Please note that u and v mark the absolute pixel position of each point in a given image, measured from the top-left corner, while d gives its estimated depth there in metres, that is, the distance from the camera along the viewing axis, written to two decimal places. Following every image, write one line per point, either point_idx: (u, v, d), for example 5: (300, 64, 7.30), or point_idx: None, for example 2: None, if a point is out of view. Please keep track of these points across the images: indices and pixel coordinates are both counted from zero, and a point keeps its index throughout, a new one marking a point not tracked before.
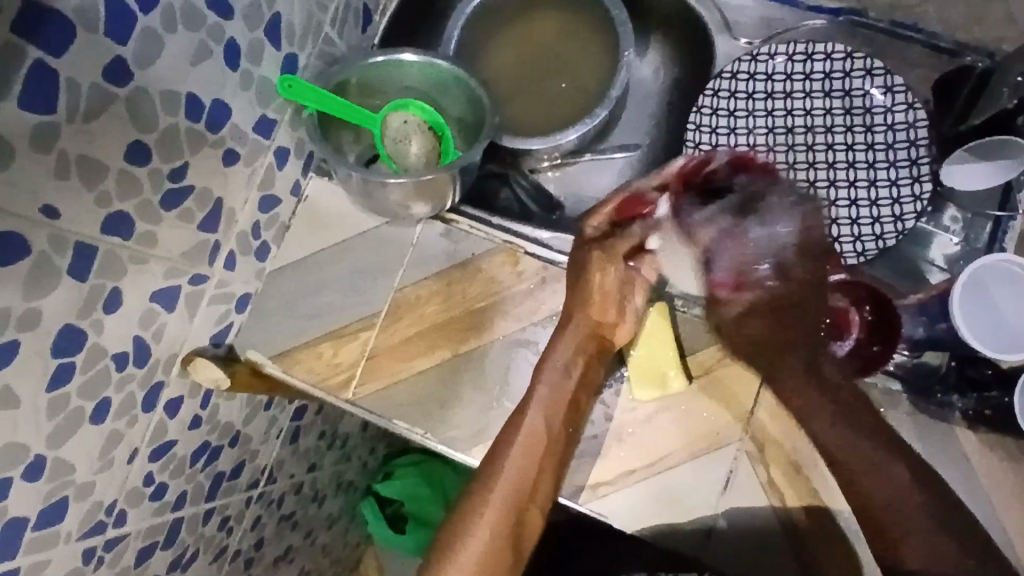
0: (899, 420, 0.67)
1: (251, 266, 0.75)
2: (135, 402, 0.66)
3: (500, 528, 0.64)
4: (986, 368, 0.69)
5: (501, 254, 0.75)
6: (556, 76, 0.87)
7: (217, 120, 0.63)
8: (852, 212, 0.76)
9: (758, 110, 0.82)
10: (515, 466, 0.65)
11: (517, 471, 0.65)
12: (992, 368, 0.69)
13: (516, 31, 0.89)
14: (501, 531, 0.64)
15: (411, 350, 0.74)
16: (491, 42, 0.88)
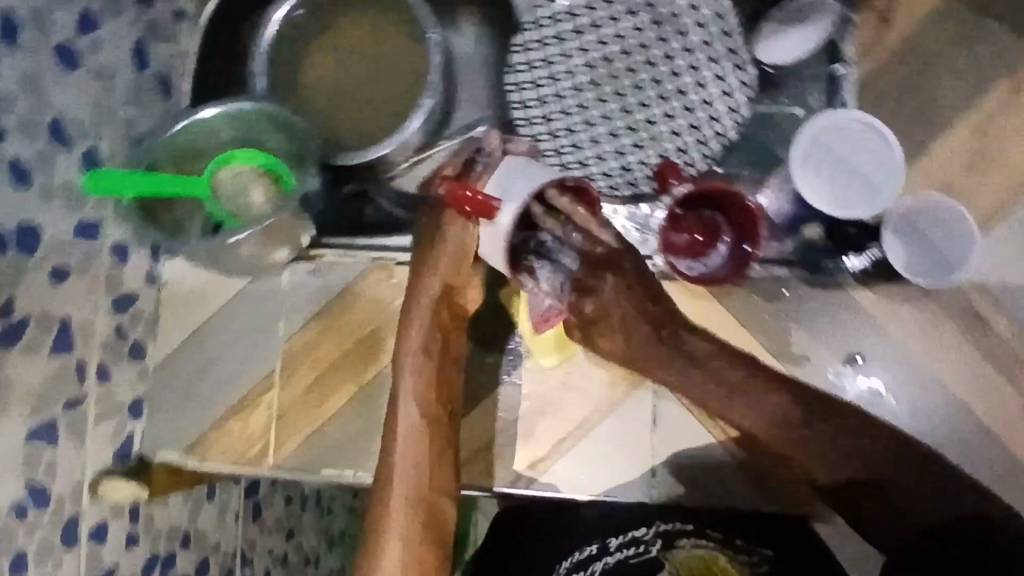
0: (796, 304, 0.68)
1: (129, 369, 0.72)
2: (54, 545, 0.63)
3: (420, 539, 0.59)
4: (846, 228, 0.68)
5: (374, 273, 0.73)
6: (380, 78, 0.84)
7: (30, 242, 0.61)
8: (690, 119, 0.71)
9: (571, 44, 0.73)
10: (407, 479, 0.60)
11: (412, 482, 0.60)
12: (854, 227, 0.68)
13: (323, 44, 0.86)
14: (412, 538, 0.58)
15: (317, 397, 0.72)
16: (303, 62, 0.86)
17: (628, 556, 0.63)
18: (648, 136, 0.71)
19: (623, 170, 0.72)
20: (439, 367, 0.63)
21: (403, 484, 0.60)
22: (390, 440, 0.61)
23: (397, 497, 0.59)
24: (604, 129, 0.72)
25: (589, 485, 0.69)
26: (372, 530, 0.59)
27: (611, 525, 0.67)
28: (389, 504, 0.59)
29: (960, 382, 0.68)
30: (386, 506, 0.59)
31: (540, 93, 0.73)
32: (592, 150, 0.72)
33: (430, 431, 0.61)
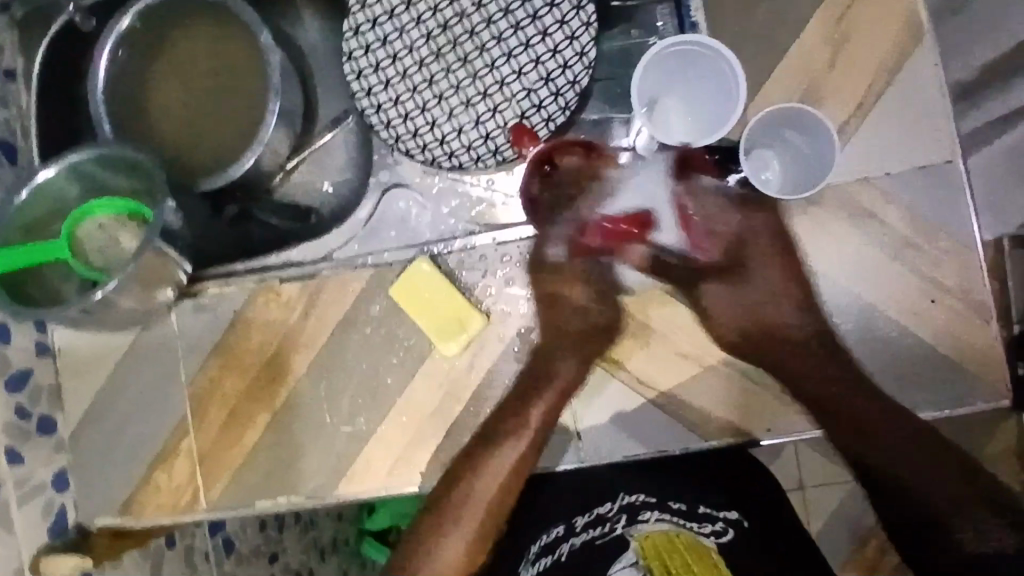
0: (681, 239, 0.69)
1: (43, 445, 0.71)
2: None
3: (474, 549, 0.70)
4: (704, 158, 0.70)
5: (261, 297, 0.72)
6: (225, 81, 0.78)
7: None
8: (540, 70, 0.68)
9: (405, 21, 0.70)
10: (463, 501, 0.69)
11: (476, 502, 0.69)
12: (711, 155, 0.70)
13: (161, 70, 0.79)
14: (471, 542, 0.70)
15: (234, 432, 0.71)
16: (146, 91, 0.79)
17: (592, 535, 0.65)
18: (503, 98, 0.69)
19: (484, 138, 0.70)
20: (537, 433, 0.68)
21: (468, 508, 0.70)
22: (468, 463, 0.69)
23: (473, 525, 0.70)
24: (457, 101, 0.69)
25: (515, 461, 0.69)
26: (431, 533, 0.70)
27: (581, 506, 0.69)
28: (457, 522, 0.70)
29: (860, 282, 0.67)
30: (448, 521, 0.70)
31: (384, 77, 0.70)
32: (449, 124, 0.70)
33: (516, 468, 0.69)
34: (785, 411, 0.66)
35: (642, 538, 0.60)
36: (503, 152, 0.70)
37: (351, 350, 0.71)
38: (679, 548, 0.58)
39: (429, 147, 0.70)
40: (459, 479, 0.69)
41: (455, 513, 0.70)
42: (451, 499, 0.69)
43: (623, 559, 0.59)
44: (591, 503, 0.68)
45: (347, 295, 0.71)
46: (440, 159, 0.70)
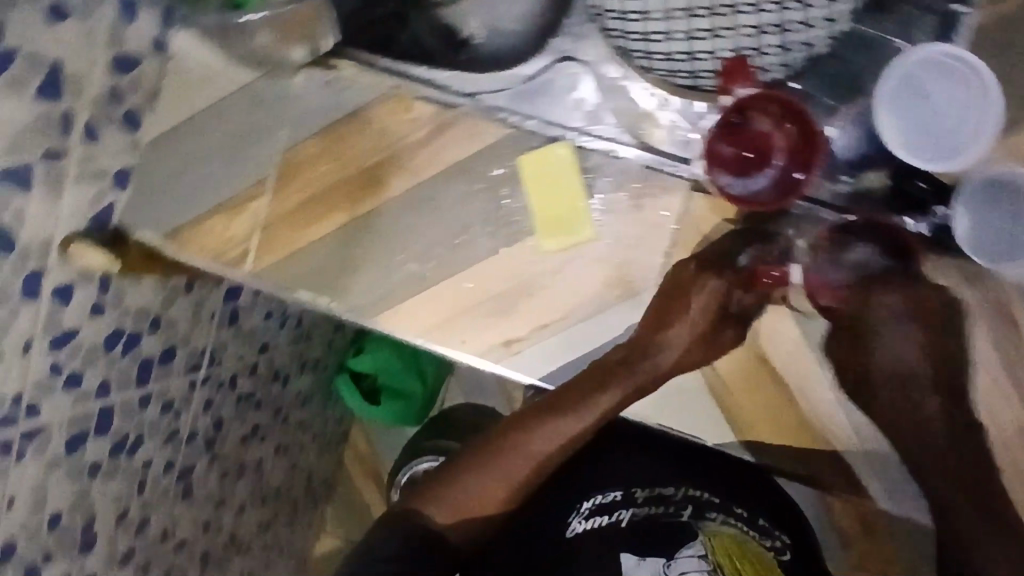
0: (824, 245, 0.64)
1: (118, 139, 0.67)
2: (12, 293, 0.62)
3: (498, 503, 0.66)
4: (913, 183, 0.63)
5: (390, 102, 0.67)
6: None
7: None
8: (780, 16, 0.61)
9: None
10: (541, 445, 0.67)
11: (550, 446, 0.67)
12: (923, 183, 0.63)
13: None
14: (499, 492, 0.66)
15: (306, 217, 0.69)
16: None
17: (654, 511, 0.76)
18: (728, 24, 0.63)
19: (688, 54, 0.65)
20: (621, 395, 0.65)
21: (520, 458, 0.67)
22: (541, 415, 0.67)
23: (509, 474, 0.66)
24: (681, 3, 0.64)
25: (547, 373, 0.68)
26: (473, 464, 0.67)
27: (640, 480, 0.78)
28: (504, 457, 0.67)
29: (967, 383, 0.63)
30: (496, 457, 0.67)
31: None
32: (660, 23, 0.65)
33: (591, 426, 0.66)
34: (829, 458, 0.65)
35: (710, 538, 0.73)
36: (700, 77, 0.66)
37: (449, 195, 0.67)
38: (749, 555, 0.72)
39: (630, 36, 0.66)
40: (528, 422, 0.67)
41: (502, 460, 0.66)
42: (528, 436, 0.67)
43: (689, 549, 0.72)
44: (649, 481, 0.78)
45: (472, 141, 0.67)
46: (634, 52, 0.67)
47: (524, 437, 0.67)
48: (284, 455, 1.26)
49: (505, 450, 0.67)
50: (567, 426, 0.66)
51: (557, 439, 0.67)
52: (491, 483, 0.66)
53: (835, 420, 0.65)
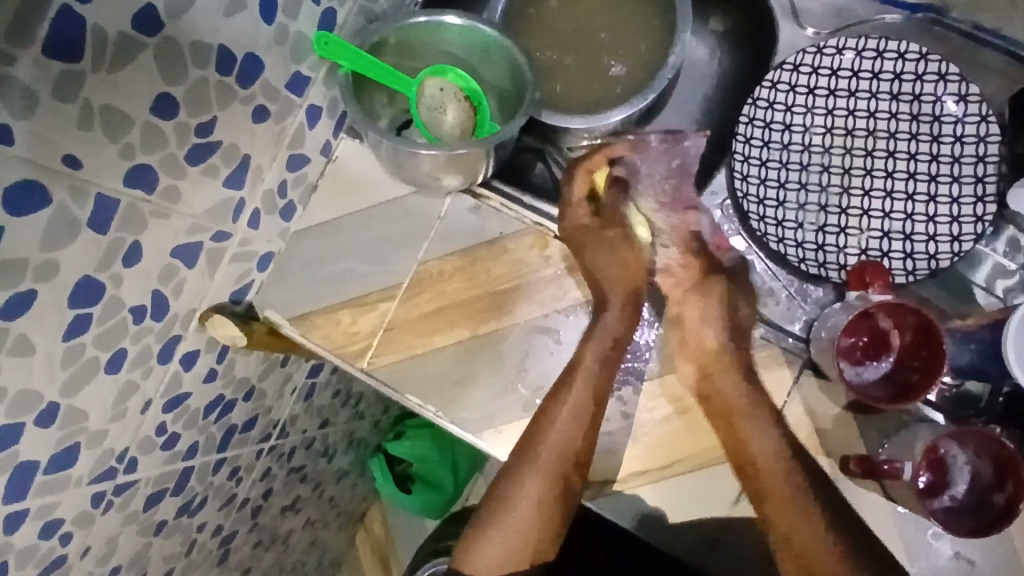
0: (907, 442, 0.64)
1: (275, 225, 0.73)
2: (150, 355, 0.65)
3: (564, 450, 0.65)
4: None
5: (530, 236, 0.73)
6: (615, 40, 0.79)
7: (248, 74, 0.60)
8: (906, 226, 0.67)
9: (818, 104, 0.70)
10: (537, 487, 0.65)
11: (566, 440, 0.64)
12: None
13: None
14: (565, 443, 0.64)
15: (430, 326, 0.73)
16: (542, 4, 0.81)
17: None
18: (857, 226, 0.69)
19: (818, 246, 0.69)
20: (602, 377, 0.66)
21: (568, 412, 0.64)
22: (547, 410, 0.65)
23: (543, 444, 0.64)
24: (815, 200, 0.70)
25: (634, 526, 0.65)
26: (514, 465, 0.66)
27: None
28: (541, 440, 0.65)
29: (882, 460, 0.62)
30: (535, 447, 0.65)
31: (767, 138, 0.71)
32: (794, 213, 0.70)
33: (595, 404, 0.65)
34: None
35: None
36: (827, 269, 0.69)
37: (571, 330, 0.71)
38: None
39: (765, 220, 0.70)
40: (547, 416, 0.65)
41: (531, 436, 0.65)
42: (529, 468, 0.65)
43: None
44: None
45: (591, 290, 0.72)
46: (768, 237, 0.70)
47: (535, 463, 0.65)
48: (309, 529, 1.24)
49: (513, 475, 0.65)
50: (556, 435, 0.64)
51: (559, 446, 0.64)
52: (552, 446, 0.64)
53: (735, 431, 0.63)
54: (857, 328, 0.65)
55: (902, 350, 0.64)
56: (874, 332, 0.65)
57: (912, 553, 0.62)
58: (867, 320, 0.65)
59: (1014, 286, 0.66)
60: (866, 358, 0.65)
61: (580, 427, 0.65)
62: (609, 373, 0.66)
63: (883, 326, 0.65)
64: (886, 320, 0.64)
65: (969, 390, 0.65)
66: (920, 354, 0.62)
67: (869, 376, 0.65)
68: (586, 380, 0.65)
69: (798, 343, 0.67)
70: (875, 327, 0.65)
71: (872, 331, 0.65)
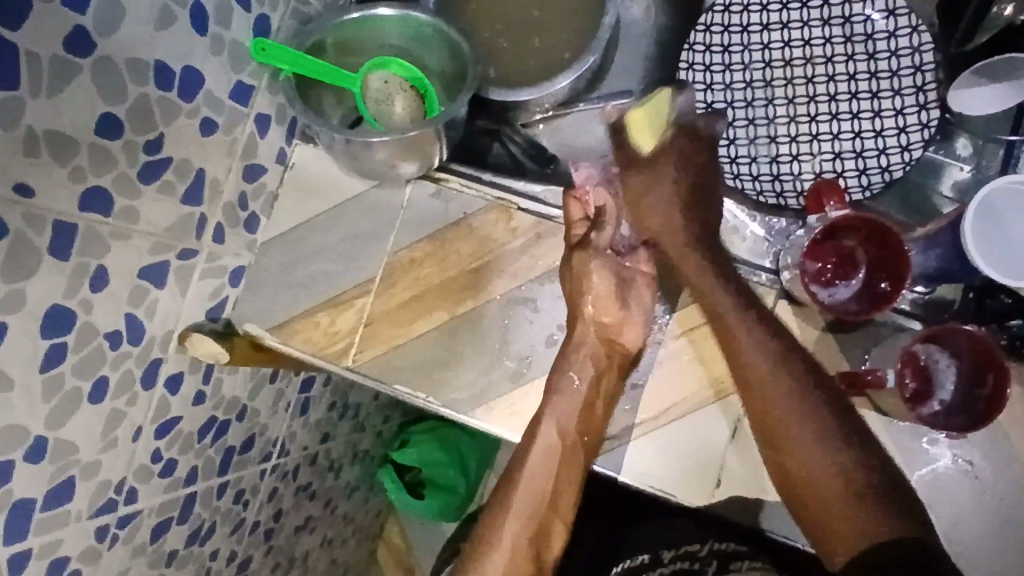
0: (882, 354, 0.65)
1: (241, 238, 0.74)
2: (133, 380, 0.65)
3: (546, 492, 0.65)
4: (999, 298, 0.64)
5: (493, 211, 0.73)
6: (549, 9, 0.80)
7: (190, 87, 0.61)
8: (856, 144, 0.68)
9: (754, 40, 0.72)
10: (511, 529, 0.63)
11: (537, 480, 0.64)
12: (1010, 296, 0.64)
13: None
14: (544, 484, 0.65)
15: (409, 314, 0.73)
16: None
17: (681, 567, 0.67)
18: (809, 150, 0.69)
19: (774, 176, 0.70)
20: (586, 406, 0.65)
21: (541, 451, 0.65)
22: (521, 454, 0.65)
23: (519, 486, 0.64)
24: (765, 132, 0.71)
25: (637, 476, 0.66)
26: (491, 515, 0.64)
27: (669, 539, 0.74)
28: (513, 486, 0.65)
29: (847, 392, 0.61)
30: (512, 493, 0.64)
31: (709, 80, 0.72)
32: (746, 148, 0.71)
33: (570, 444, 0.65)
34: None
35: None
36: (786, 198, 0.70)
37: (549, 297, 0.71)
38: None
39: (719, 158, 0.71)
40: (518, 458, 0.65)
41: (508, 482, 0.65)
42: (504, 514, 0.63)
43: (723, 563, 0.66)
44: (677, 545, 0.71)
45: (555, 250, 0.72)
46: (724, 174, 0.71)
47: (510, 509, 0.63)
48: (327, 548, 1.24)
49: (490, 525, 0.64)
50: (532, 475, 0.64)
51: (532, 489, 0.64)
52: (527, 488, 0.64)
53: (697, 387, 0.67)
54: (825, 252, 0.65)
55: (873, 266, 0.65)
56: (840, 253, 0.66)
57: (911, 461, 0.64)
58: (831, 240, 0.65)
59: (967, 186, 0.68)
60: (836, 279, 0.66)
61: (555, 470, 0.65)
62: (604, 411, 0.66)
63: (851, 245, 0.65)
64: (852, 237, 0.65)
65: (940, 295, 0.67)
66: (892, 267, 0.63)
67: (845, 296, 0.65)
68: (567, 420, 0.65)
69: (770, 277, 0.67)
70: (841, 248, 0.66)
71: (838, 251, 0.66)
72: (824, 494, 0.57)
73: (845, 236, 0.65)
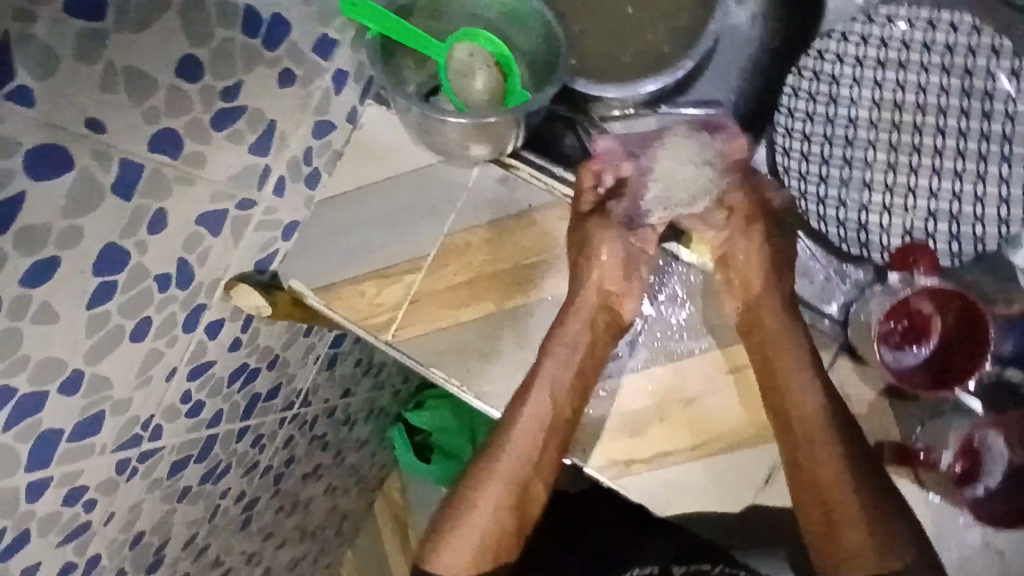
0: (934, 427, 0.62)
1: (300, 193, 0.72)
2: (175, 324, 0.65)
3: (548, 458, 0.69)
4: None
5: (559, 208, 0.71)
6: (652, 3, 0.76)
7: (274, 36, 0.58)
8: (953, 207, 0.65)
9: (866, 76, 0.68)
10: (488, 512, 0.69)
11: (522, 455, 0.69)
12: None
13: None
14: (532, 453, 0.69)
15: (455, 298, 0.71)
16: None
17: None
18: (903, 205, 0.66)
19: (861, 225, 0.67)
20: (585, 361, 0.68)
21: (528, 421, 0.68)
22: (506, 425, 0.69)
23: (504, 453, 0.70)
24: (859, 177, 0.67)
25: (661, 503, 0.65)
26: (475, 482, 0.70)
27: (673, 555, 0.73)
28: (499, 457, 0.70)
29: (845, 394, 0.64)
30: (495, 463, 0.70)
31: (810, 110, 0.69)
32: (836, 190, 0.68)
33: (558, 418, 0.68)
34: None
35: None
36: (870, 249, 0.66)
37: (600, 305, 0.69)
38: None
39: (806, 197, 0.68)
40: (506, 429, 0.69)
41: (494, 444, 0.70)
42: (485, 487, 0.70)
43: None
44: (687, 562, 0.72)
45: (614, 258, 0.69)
46: (808, 214, 0.68)
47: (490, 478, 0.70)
48: (330, 497, 1.25)
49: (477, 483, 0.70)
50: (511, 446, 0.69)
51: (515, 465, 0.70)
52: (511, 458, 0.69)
53: (744, 427, 0.64)
54: (898, 313, 0.63)
55: (946, 336, 0.63)
56: (913, 318, 0.63)
57: (940, 538, 0.62)
58: (907, 303, 0.63)
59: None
60: (904, 346, 0.63)
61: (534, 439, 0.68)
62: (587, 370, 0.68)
63: (927, 311, 0.63)
64: (932, 303, 0.63)
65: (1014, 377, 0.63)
66: (969, 339, 0.62)
67: (911, 368, 0.63)
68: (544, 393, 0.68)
69: (834, 324, 0.66)
70: (914, 311, 0.63)
71: (913, 317, 0.64)
72: (819, 453, 0.62)
73: (921, 300, 0.63)
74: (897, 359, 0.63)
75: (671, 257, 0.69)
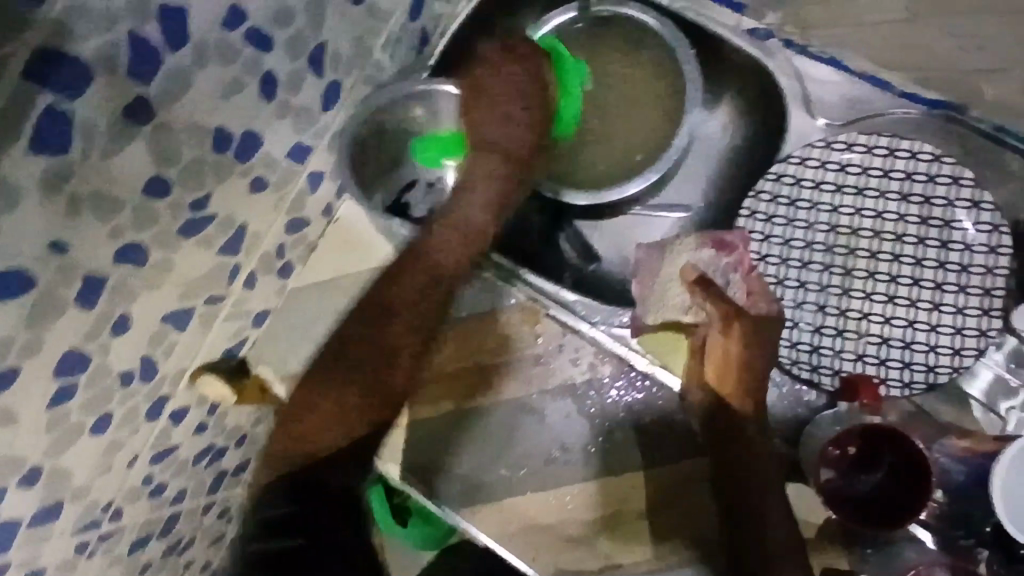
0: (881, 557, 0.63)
1: (272, 284, 0.74)
2: (138, 414, 0.66)
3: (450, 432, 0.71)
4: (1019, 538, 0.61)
5: (520, 312, 0.72)
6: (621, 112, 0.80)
7: (247, 149, 0.61)
8: (907, 334, 0.68)
9: (823, 200, 0.71)
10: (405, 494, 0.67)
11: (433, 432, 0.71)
12: None
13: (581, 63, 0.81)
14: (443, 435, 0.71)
15: (417, 396, 0.72)
16: None
17: None
18: (857, 328, 0.69)
19: (813, 348, 0.70)
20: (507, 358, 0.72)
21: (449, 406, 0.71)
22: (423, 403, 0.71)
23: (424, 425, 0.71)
24: (813, 299, 0.71)
25: None
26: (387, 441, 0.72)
27: None
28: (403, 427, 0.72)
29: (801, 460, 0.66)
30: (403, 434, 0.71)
31: (768, 232, 0.72)
32: (792, 311, 0.71)
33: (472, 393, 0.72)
34: None
35: None
36: (820, 373, 0.69)
37: (558, 411, 0.71)
38: None
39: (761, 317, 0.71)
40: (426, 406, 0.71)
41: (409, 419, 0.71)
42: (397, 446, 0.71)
43: None
44: None
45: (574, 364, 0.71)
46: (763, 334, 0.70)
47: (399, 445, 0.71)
48: None
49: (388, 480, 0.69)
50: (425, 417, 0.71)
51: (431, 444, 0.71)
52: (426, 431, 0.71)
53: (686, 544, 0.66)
54: (846, 444, 0.63)
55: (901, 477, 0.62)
56: (865, 450, 0.63)
57: None
58: (864, 435, 0.63)
59: (1016, 405, 0.65)
60: (853, 475, 0.64)
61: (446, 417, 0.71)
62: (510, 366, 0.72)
63: (881, 447, 0.63)
64: (889, 443, 0.62)
65: (964, 509, 0.64)
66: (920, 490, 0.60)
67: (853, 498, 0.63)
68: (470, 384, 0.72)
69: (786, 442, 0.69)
70: (871, 446, 0.63)
71: (866, 449, 0.63)
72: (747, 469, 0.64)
73: (877, 438, 0.63)
74: (840, 483, 0.64)
75: (625, 366, 0.70)
